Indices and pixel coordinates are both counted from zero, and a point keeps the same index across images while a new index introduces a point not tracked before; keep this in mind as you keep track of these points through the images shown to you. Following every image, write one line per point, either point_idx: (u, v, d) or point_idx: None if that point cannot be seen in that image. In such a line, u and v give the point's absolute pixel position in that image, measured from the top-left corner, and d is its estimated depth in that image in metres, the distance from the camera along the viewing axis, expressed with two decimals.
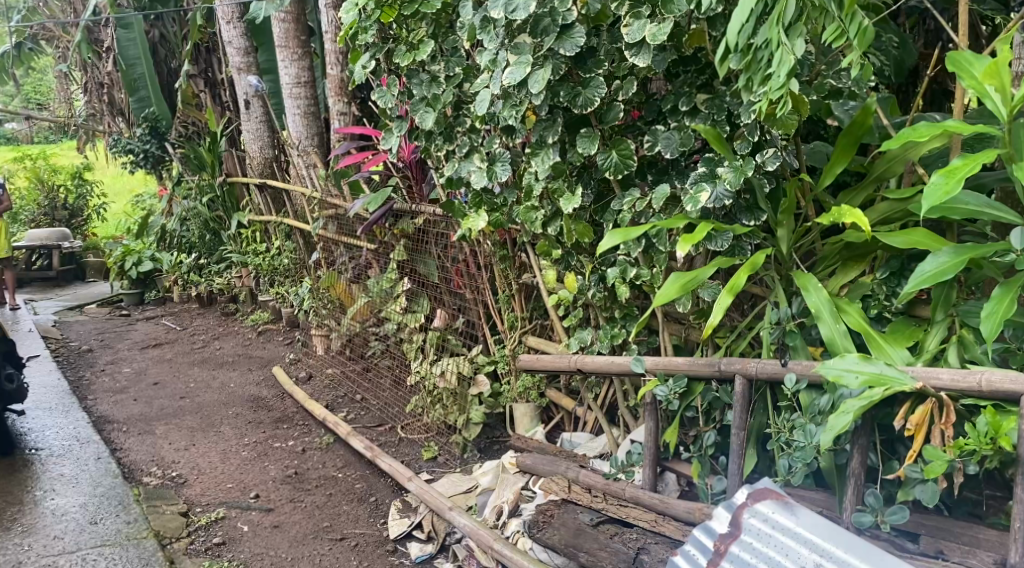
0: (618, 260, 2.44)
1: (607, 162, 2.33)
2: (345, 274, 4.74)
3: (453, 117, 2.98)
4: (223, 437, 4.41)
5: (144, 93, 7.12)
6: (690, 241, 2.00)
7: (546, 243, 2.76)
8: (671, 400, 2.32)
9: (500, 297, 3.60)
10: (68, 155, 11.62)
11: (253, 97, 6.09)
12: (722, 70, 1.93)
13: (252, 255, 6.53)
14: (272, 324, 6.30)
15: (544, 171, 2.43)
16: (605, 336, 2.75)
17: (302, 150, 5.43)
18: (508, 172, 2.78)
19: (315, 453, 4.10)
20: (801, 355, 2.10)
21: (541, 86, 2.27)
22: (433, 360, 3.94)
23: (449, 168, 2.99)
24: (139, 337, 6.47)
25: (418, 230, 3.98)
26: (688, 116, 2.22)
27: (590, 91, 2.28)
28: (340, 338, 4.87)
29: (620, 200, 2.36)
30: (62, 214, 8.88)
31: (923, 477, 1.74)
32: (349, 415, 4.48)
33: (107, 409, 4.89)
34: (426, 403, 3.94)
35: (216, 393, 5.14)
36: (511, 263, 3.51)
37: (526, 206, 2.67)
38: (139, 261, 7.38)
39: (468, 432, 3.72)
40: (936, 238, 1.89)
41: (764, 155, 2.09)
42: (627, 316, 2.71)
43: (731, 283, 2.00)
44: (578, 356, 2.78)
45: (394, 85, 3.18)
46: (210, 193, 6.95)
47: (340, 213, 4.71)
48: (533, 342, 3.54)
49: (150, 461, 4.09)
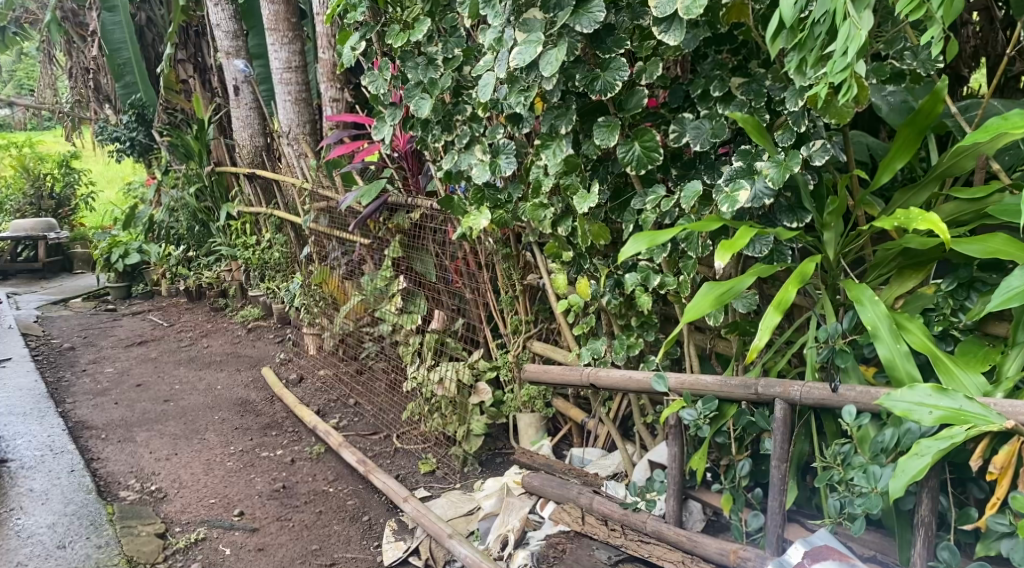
0: (639, 266, 2.15)
1: (628, 156, 2.04)
2: (337, 270, 4.48)
3: (451, 104, 2.70)
4: (208, 445, 4.15)
5: (130, 78, 6.81)
6: (734, 251, 1.65)
7: (554, 243, 2.51)
8: (701, 425, 2.07)
9: (503, 298, 3.38)
10: (59, 143, 11.31)
11: (242, 82, 5.78)
12: (774, 49, 1.65)
13: (240, 248, 6.23)
14: (263, 321, 6.04)
15: (555, 165, 2.15)
16: (618, 348, 2.51)
17: (293, 139, 5.11)
18: (514, 166, 2.54)
19: (305, 464, 3.84)
20: (853, 377, 1.83)
21: (554, 68, 1.96)
22: (431, 367, 3.70)
23: (447, 161, 2.73)
24: (125, 334, 6.20)
25: (415, 225, 3.73)
26: (722, 104, 1.96)
27: (610, 73, 1.98)
28: (333, 337, 4.61)
29: (643, 197, 2.08)
30: (49, 204, 8.58)
31: (1010, 530, 1.49)
32: (342, 422, 4.22)
33: (87, 413, 4.63)
34: (423, 411, 3.69)
35: (202, 396, 4.87)
36: (515, 262, 3.29)
37: (533, 204, 2.44)
38: (125, 253, 7.10)
39: (469, 444, 3.45)
40: (1019, 246, 1.63)
41: (811, 148, 1.83)
42: (644, 324, 2.49)
43: (777, 297, 1.70)
44: (590, 369, 2.54)
45: (387, 69, 2.82)
46: (198, 183, 6.62)
47: (332, 206, 4.44)
48: (539, 348, 3.32)
49: (129, 473, 3.83)
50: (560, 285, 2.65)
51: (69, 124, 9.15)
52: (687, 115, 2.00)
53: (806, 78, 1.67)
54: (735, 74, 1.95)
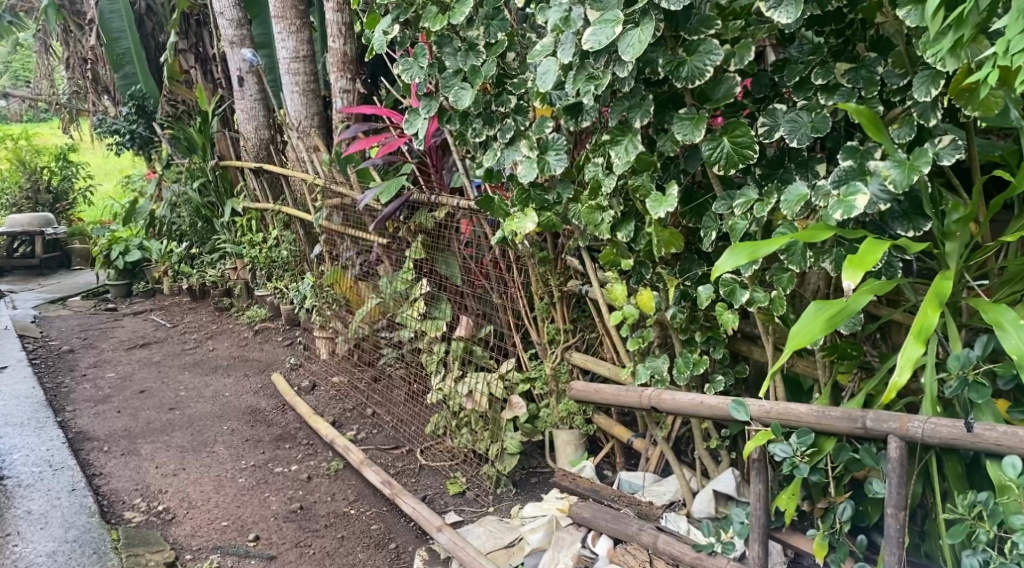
0: (723, 280, 1.85)
1: (715, 154, 1.76)
2: (350, 270, 4.23)
3: (493, 95, 2.44)
4: (218, 459, 3.89)
5: (130, 69, 6.52)
6: (866, 270, 1.39)
7: (611, 249, 2.23)
8: (796, 463, 1.82)
9: (537, 305, 3.13)
10: (54, 135, 11.00)
11: (247, 72, 5.50)
12: (933, 25, 1.43)
13: (246, 246, 5.96)
14: (270, 323, 5.76)
15: (626, 165, 1.85)
16: (682, 367, 2.27)
17: (302, 132, 4.83)
18: (565, 164, 2.30)
19: (322, 481, 3.58)
20: (988, 415, 1.58)
21: (637, 51, 1.66)
22: (457, 378, 3.45)
23: (488, 158, 2.49)
24: (126, 335, 5.93)
25: (438, 225, 3.48)
26: (823, 94, 1.72)
27: (699, 58, 1.70)
28: (349, 342, 4.36)
29: (729, 201, 1.82)
30: (46, 198, 8.29)
31: None
32: (359, 434, 3.96)
33: (88, 423, 4.37)
34: (452, 425, 3.45)
35: (209, 404, 4.61)
36: (552, 267, 3.03)
37: (589, 206, 2.17)
38: (126, 250, 6.85)
39: (503, 464, 3.18)
40: None
41: (937, 145, 1.58)
42: (711, 339, 2.26)
43: (919, 326, 1.48)
44: (653, 390, 2.27)
45: (423, 55, 2.49)
46: (201, 177, 6.32)
47: (346, 203, 4.18)
48: (579, 361, 3.06)
49: (134, 491, 3.58)
50: (617, 296, 2.31)
51: (66, 116, 8.84)
52: (779, 107, 1.76)
53: (959, 61, 1.46)
54: (837, 59, 1.72)
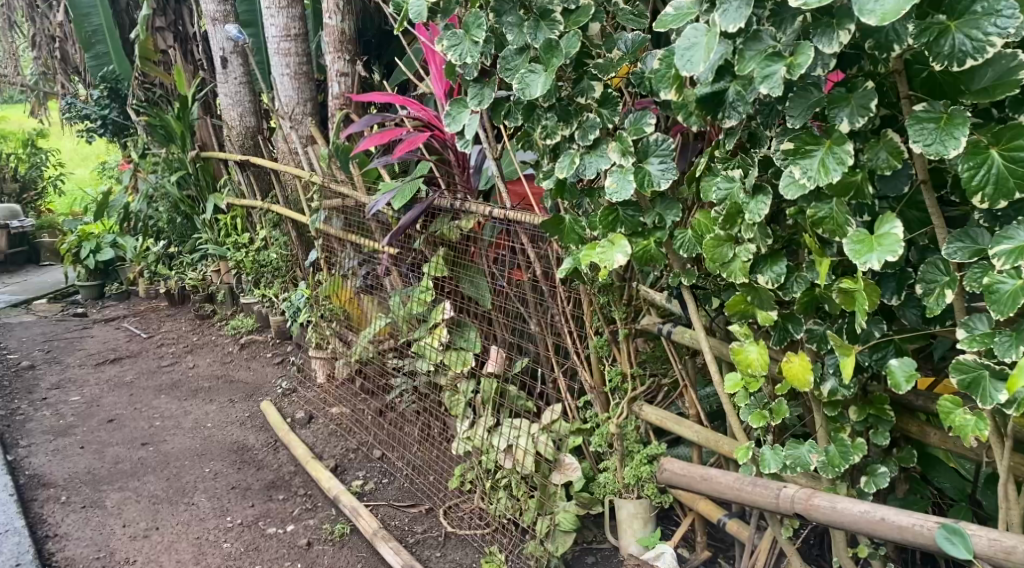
0: (970, 366, 1.29)
1: (981, 177, 1.22)
2: (352, 281, 3.59)
3: (572, 83, 1.80)
4: (198, 513, 3.24)
5: (101, 48, 5.75)
6: None
7: (742, 295, 1.60)
8: None
9: (593, 341, 2.49)
10: (27, 118, 10.20)
11: (231, 52, 4.79)
12: None
13: (229, 248, 5.27)
14: (258, 334, 5.10)
15: (825, 181, 1.29)
16: (835, 458, 1.68)
17: (295, 120, 4.16)
18: (672, 178, 1.69)
19: (326, 550, 2.94)
20: None
21: (891, 7, 1.13)
22: (491, 428, 2.83)
23: (560, 167, 1.83)
24: (95, 348, 5.24)
25: (465, 237, 2.85)
26: None
27: (967, 24, 1.18)
28: (351, 367, 3.73)
29: (981, 246, 1.27)
30: (13, 188, 7.54)
31: None
32: (367, 484, 3.31)
33: (44, 464, 3.70)
34: (487, 487, 2.83)
35: (189, 437, 3.95)
36: (617, 298, 2.37)
37: (714, 237, 1.55)
38: (97, 248, 6.15)
39: (555, 543, 2.56)
40: None
41: None
42: (871, 419, 1.68)
43: None
44: (798, 493, 1.64)
45: (477, 26, 1.81)
46: (180, 169, 5.59)
47: (347, 205, 3.51)
48: (654, 419, 2.42)
49: (94, 561, 2.93)
50: (749, 362, 1.67)
51: (34, 98, 8.07)
52: None
53: None
54: None
